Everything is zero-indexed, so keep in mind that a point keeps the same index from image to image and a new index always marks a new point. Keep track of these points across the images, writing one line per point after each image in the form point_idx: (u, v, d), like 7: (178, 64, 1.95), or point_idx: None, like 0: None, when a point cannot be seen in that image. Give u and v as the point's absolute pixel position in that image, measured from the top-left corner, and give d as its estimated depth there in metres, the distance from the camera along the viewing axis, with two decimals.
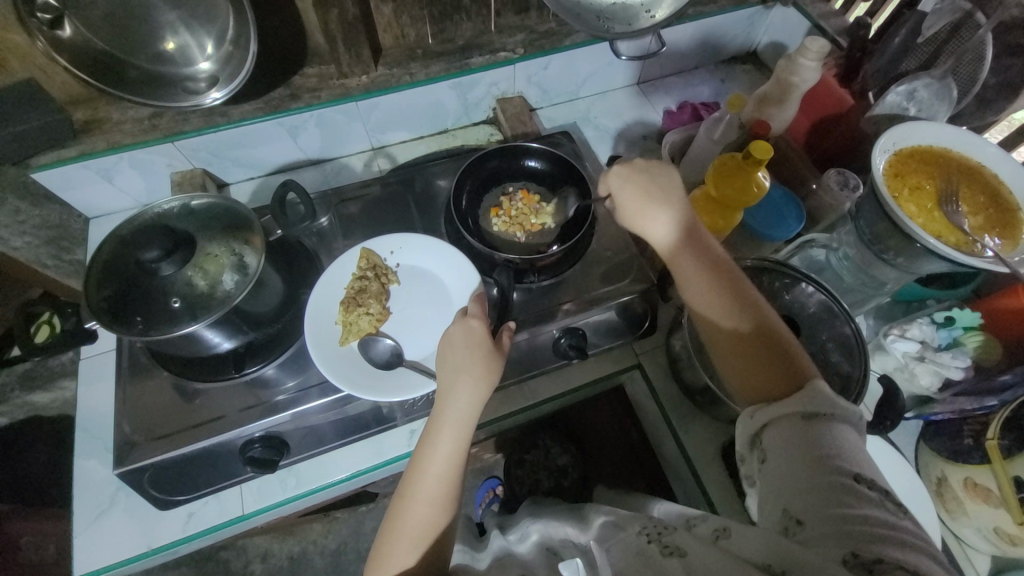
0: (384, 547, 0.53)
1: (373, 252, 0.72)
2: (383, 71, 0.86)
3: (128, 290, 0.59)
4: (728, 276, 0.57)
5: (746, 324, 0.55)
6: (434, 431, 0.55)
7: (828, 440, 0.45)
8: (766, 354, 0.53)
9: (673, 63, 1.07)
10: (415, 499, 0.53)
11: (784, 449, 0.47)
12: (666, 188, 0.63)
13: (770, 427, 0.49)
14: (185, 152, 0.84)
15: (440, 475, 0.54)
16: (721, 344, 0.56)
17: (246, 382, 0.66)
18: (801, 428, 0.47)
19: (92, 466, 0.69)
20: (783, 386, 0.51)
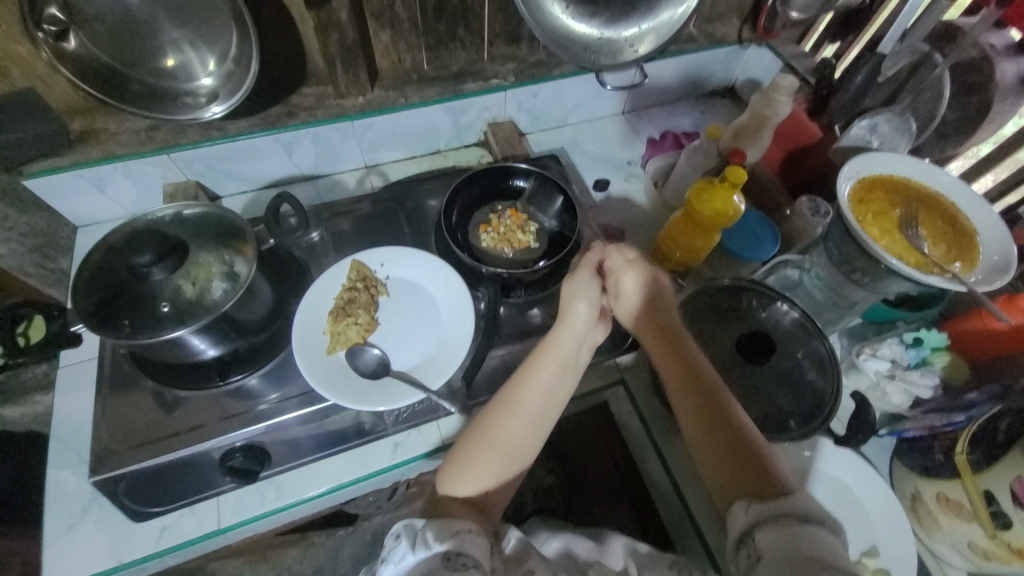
0: (471, 455, 0.61)
1: (363, 264, 0.74)
2: (379, 93, 0.91)
3: (118, 294, 0.59)
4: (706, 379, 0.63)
5: (727, 426, 0.60)
6: (535, 368, 0.64)
7: (818, 543, 0.47)
8: (745, 458, 0.57)
9: (656, 96, 1.13)
10: (508, 422, 0.61)
11: (777, 548, 0.48)
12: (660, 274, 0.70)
13: (763, 525, 0.51)
14: (180, 164, 0.85)
15: (535, 402, 0.62)
16: (705, 445, 0.60)
17: (229, 391, 0.66)
18: (793, 529, 0.49)
19: (64, 477, 0.67)
20: (763, 492, 0.54)
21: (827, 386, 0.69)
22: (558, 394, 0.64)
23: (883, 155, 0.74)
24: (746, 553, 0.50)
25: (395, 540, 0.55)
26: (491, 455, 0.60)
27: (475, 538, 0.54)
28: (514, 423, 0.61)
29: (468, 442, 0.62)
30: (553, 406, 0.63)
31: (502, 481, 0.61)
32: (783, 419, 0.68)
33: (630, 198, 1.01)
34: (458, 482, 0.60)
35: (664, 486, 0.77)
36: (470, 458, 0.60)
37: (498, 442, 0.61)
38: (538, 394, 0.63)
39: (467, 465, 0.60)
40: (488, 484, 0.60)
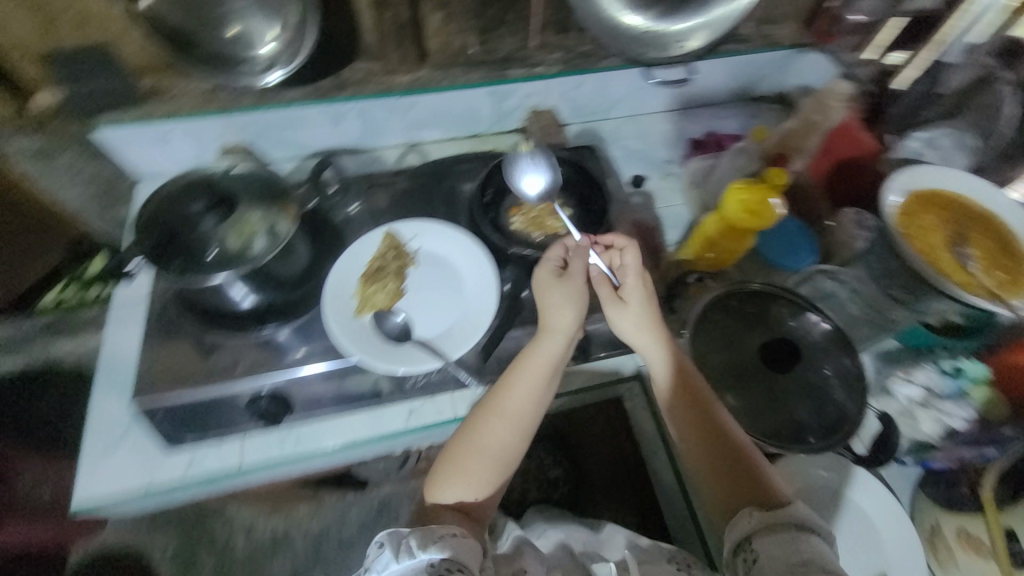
0: (460, 453, 0.64)
1: (396, 235, 0.76)
2: (427, 72, 0.93)
3: (172, 236, 0.64)
4: (699, 391, 0.64)
5: (725, 442, 0.62)
6: (514, 376, 0.65)
7: (814, 550, 0.52)
8: (739, 469, 0.60)
9: (704, 95, 1.09)
10: (490, 431, 0.64)
11: (775, 553, 0.53)
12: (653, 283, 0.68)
13: (761, 532, 0.55)
14: (236, 127, 0.90)
15: (515, 413, 0.64)
16: (700, 456, 0.62)
17: (259, 341, 0.70)
18: (792, 534, 0.54)
19: (108, 404, 0.73)
20: (764, 502, 0.58)
21: (853, 405, 0.67)
22: (539, 400, 0.65)
23: (934, 166, 0.72)
24: (743, 557, 0.55)
25: (378, 549, 0.58)
26: (475, 464, 0.64)
27: (459, 541, 0.59)
28: (495, 433, 0.64)
29: (457, 440, 0.65)
30: (531, 414, 0.65)
31: (491, 485, 0.65)
32: (800, 433, 0.67)
33: (666, 197, 1.00)
34: (444, 493, 0.64)
35: (673, 487, 0.76)
36: (459, 455, 0.64)
37: (480, 451, 0.64)
38: (518, 403, 0.64)
39: (458, 465, 0.64)
40: (476, 491, 0.64)
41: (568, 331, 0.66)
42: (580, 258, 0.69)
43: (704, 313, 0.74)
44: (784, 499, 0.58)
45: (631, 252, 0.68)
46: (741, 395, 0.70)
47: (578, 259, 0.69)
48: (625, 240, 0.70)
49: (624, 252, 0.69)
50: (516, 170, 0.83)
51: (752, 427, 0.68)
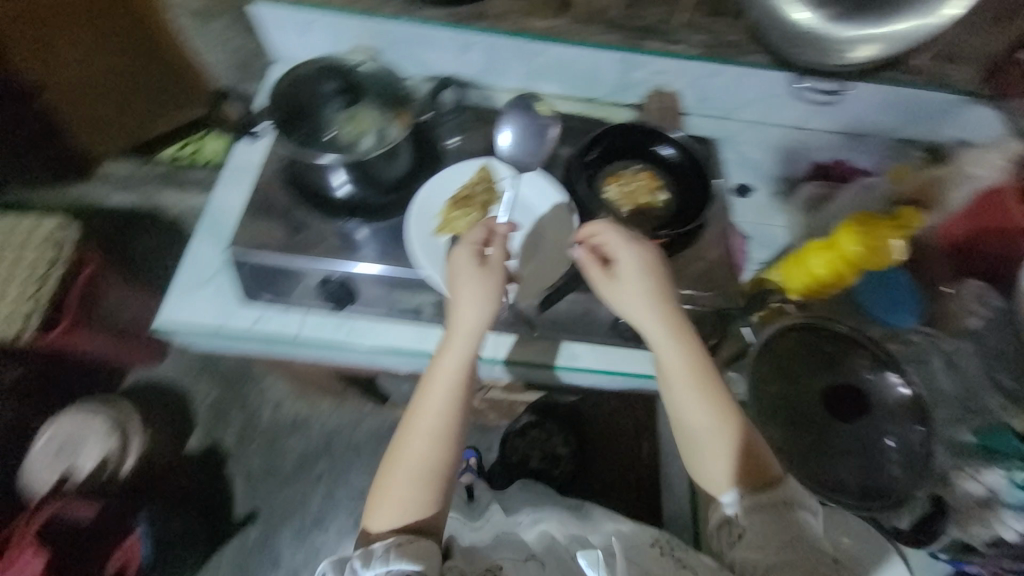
0: (393, 473, 0.63)
1: (492, 169, 0.78)
2: (564, 21, 0.91)
3: (297, 114, 0.68)
4: (703, 371, 0.62)
5: (732, 420, 0.61)
6: (428, 385, 0.65)
7: (799, 524, 0.56)
8: (733, 449, 0.60)
9: (843, 119, 1.01)
10: (413, 444, 0.63)
11: (763, 531, 0.56)
12: (655, 266, 0.65)
13: (752, 509, 0.57)
14: (371, 31, 0.93)
15: (433, 423, 0.63)
16: (694, 436, 0.62)
17: (343, 231, 0.74)
18: (783, 513, 0.57)
19: (201, 248, 0.80)
20: (755, 476, 0.59)
21: (904, 481, 0.64)
22: (455, 399, 0.64)
23: None
24: (732, 530, 0.58)
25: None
26: (406, 483, 0.62)
27: (410, 547, 0.59)
28: (418, 443, 0.63)
29: (387, 460, 0.65)
30: (450, 420, 0.64)
31: (428, 501, 0.63)
32: (839, 491, 0.65)
33: (768, 214, 0.94)
34: (381, 523, 0.62)
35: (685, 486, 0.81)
36: (388, 477, 0.63)
37: (409, 468, 0.63)
38: (435, 408, 0.64)
39: (389, 489, 0.63)
40: (413, 513, 0.62)
41: (476, 327, 0.64)
42: (500, 242, 0.67)
43: (775, 339, 0.70)
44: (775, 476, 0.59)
45: (622, 238, 0.65)
46: (787, 432, 0.67)
47: (500, 243, 0.67)
48: (627, 235, 0.66)
49: (619, 249, 0.65)
50: (537, 132, 0.84)
51: (789, 466, 0.66)
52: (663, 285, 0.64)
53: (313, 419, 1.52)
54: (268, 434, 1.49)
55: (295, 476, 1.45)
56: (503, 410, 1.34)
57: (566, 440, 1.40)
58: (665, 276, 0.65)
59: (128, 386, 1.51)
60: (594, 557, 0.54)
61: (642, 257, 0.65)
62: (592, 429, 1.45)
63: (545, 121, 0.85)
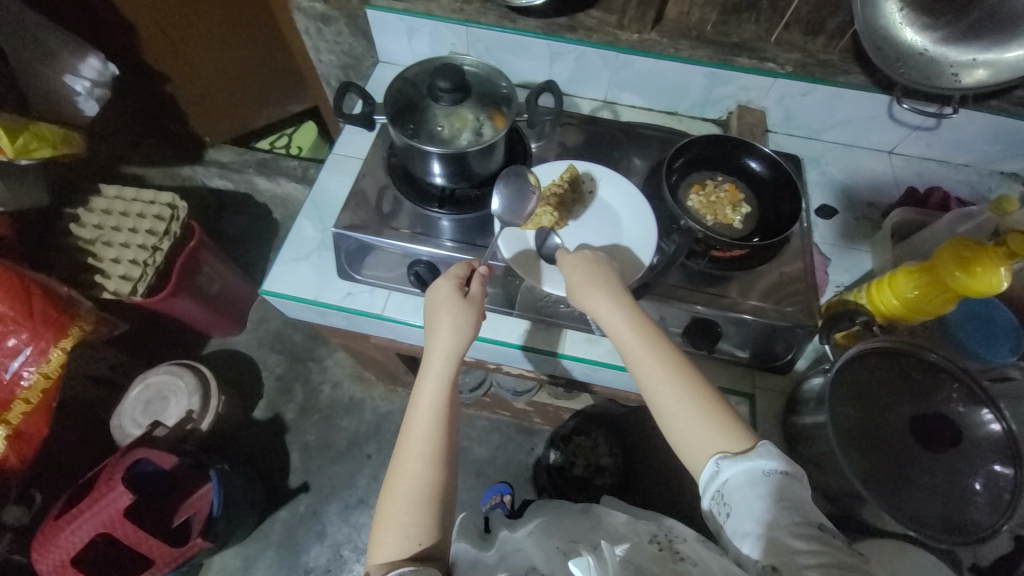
0: (390, 497, 0.65)
1: (578, 172, 0.81)
2: (654, 37, 0.95)
3: (406, 108, 0.75)
4: (662, 348, 0.63)
5: (700, 400, 0.59)
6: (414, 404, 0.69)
7: (782, 488, 0.52)
8: (700, 414, 0.59)
9: (940, 147, 0.97)
10: (406, 464, 0.65)
11: (755, 502, 0.52)
12: (608, 277, 0.67)
13: (732, 476, 0.54)
14: (471, 40, 1.00)
15: (422, 443, 0.66)
16: (667, 415, 0.60)
17: (433, 219, 0.80)
18: (769, 483, 0.53)
19: (304, 227, 0.88)
20: (731, 442, 0.57)
21: (986, 521, 0.61)
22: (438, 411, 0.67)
23: None
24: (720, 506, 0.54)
25: None
26: (403, 506, 0.64)
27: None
28: (410, 463, 0.65)
29: (384, 495, 0.66)
30: (434, 433, 0.66)
31: (430, 525, 0.63)
32: (916, 524, 0.61)
33: (850, 237, 0.92)
34: (384, 555, 0.62)
35: None
36: (387, 506, 0.64)
37: (404, 489, 0.64)
38: (421, 419, 0.67)
39: (391, 516, 0.64)
40: (417, 538, 0.63)
41: (452, 351, 0.69)
42: (478, 278, 0.71)
43: (856, 362, 0.68)
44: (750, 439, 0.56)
45: (573, 259, 0.69)
46: (864, 458, 0.64)
47: (478, 279, 0.71)
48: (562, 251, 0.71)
49: (563, 266, 0.69)
50: (516, 180, 0.77)
51: (871, 492, 0.62)
52: (618, 286, 0.66)
53: (368, 401, 1.60)
54: (325, 410, 1.59)
55: (347, 454, 1.53)
56: (550, 412, 1.36)
57: (611, 450, 1.39)
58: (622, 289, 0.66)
59: (208, 351, 1.65)
60: (586, 564, 0.53)
61: (592, 274, 0.67)
62: (636, 444, 1.44)
63: (533, 186, 0.77)
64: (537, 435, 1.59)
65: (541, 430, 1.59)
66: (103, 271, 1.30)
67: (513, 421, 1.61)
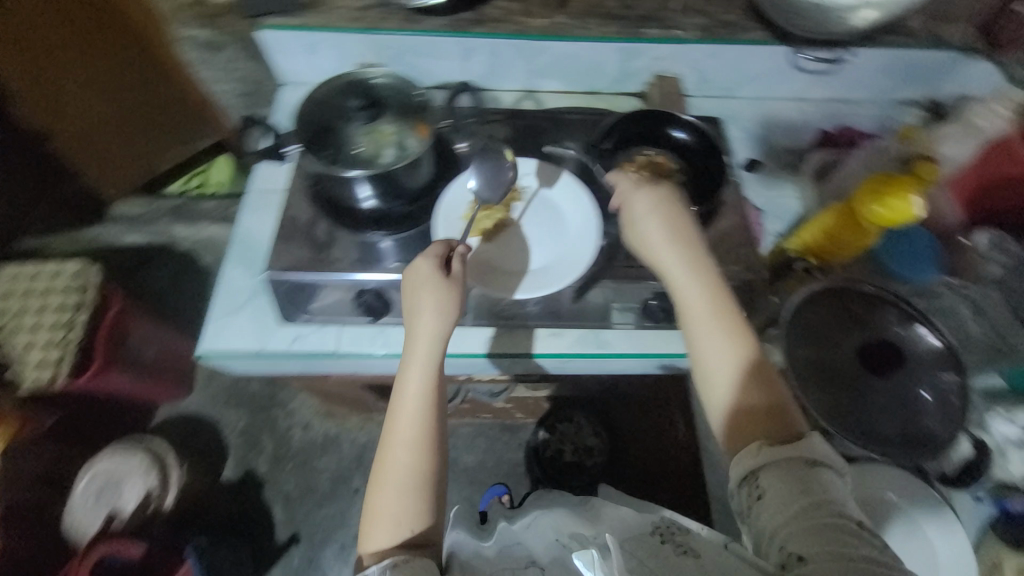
0: (380, 481, 0.63)
1: (512, 168, 0.81)
2: (563, 19, 0.94)
3: (318, 134, 0.70)
4: (729, 323, 0.64)
5: (754, 377, 0.62)
6: (405, 377, 0.66)
7: (821, 483, 0.53)
8: (758, 399, 0.60)
9: (845, 86, 1.02)
10: (398, 445, 0.63)
11: (782, 489, 0.53)
12: (680, 234, 0.69)
13: (768, 468, 0.56)
14: (377, 47, 0.95)
15: (413, 428, 0.64)
16: (720, 392, 0.62)
17: (370, 244, 0.76)
18: (802, 470, 0.54)
19: (233, 274, 0.81)
20: (780, 430, 0.58)
21: (941, 428, 0.66)
22: (428, 387, 0.65)
23: None
24: (749, 490, 0.56)
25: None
26: (393, 491, 0.62)
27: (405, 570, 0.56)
28: (400, 446, 0.63)
29: (373, 479, 0.64)
30: (427, 415, 0.64)
31: (421, 511, 0.61)
32: (880, 443, 0.66)
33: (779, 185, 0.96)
34: (375, 543, 0.60)
35: None
36: (376, 491, 0.62)
37: (394, 473, 0.62)
38: (412, 396, 0.65)
39: (382, 504, 0.61)
40: (409, 523, 0.61)
41: (439, 332, 0.66)
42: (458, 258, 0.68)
43: (804, 306, 0.72)
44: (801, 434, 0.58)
45: (648, 193, 0.71)
46: (829, 394, 0.68)
47: (458, 258, 0.68)
48: (632, 184, 0.73)
49: (636, 200, 0.71)
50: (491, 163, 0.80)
51: (836, 424, 0.66)
52: (688, 234, 0.69)
53: (344, 435, 1.54)
54: (300, 455, 1.51)
55: (333, 493, 1.47)
56: (530, 405, 1.36)
57: (594, 429, 1.40)
58: (694, 240, 0.69)
59: (158, 420, 1.53)
60: (589, 558, 0.56)
61: (658, 222, 0.69)
62: (620, 418, 1.44)
63: (508, 162, 0.80)
64: (522, 430, 1.58)
65: (525, 424, 1.58)
66: (17, 362, 1.20)
67: (496, 422, 1.60)
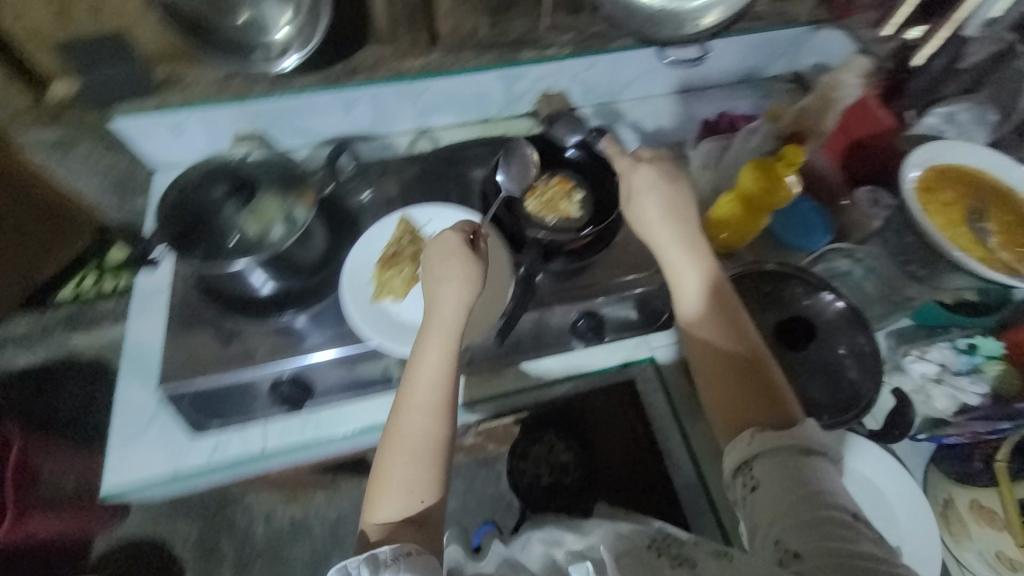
0: (390, 451, 0.61)
1: (410, 219, 0.77)
2: (438, 55, 0.90)
3: (193, 227, 0.65)
4: (723, 304, 0.65)
5: (740, 360, 0.62)
6: (427, 343, 0.64)
7: (817, 476, 0.52)
8: (751, 379, 0.60)
9: (716, 74, 1.08)
10: (413, 415, 0.61)
11: (777, 482, 0.52)
12: (679, 206, 0.69)
13: (762, 457, 0.55)
14: (251, 115, 0.90)
15: (431, 399, 0.62)
16: (712, 371, 0.62)
17: (279, 329, 0.71)
18: (798, 462, 0.53)
19: (132, 391, 0.74)
20: (773, 416, 0.58)
21: (862, 382, 0.70)
22: (448, 357, 0.63)
23: (950, 142, 0.72)
24: (746, 481, 0.55)
25: None
26: (408, 461, 0.60)
27: (413, 561, 0.53)
28: (415, 415, 0.61)
29: (383, 449, 0.62)
30: (445, 384, 0.62)
31: (435, 483, 0.60)
32: (816, 409, 0.69)
33: None
34: (384, 512, 0.59)
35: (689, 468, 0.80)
36: (385, 463, 0.60)
37: (407, 443, 0.60)
38: (432, 366, 0.62)
39: (393, 477, 0.60)
40: (422, 495, 0.60)
41: (463, 307, 0.64)
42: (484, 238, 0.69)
43: None
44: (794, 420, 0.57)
45: (650, 167, 0.70)
46: None
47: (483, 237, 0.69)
48: (633, 160, 0.71)
49: (637, 173, 0.70)
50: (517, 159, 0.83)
51: None
52: (682, 207, 0.69)
53: None
54: None
55: None
56: (500, 432, 1.29)
57: (567, 444, 1.31)
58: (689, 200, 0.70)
59: None
60: None
61: (657, 194, 0.68)
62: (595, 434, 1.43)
63: (532, 160, 0.83)
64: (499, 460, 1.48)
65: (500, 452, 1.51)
66: None
67: None
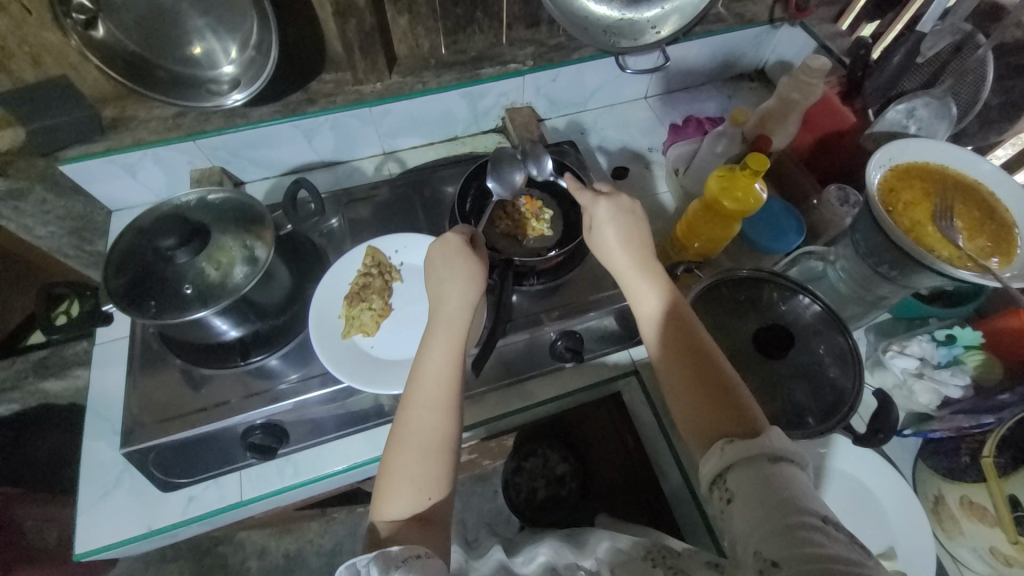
0: (397, 446, 0.55)
1: (378, 250, 0.77)
2: (397, 79, 0.90)
3: (146, 276, 0.62)
4: (681, 318, 0.61)
5: (698, 371, 0.57)
6: (432, 337, 0.60)
7: (790, 480, 0.46)
8: (714, 390, 0.55)
9: (680, 78, 1.09)
10: (417, 410, 0.57)
11: (752, 491, 0.46)
12: (633, 225, 0.66)
13: (736, 466, 0.48)
14: (207, 150, 0.87)
15: (436, 390, 0.57)
16: (677, 388, 0.57)
17: (249, 371, 0.70)
18: (766, 468, 0.47)
19: (99, 447, 0.72)
20: (736, 428, 0.52)
21: (849, 383, 0.68)
22: (454, 350, 0.60)
23: (914, 140, 0.73)
24: (721, 493, 0.49)
25: None
26: (414, 456, 0.54)
27: (425, 563, 0.47)
28: (421, 406, 0.56)
29: (389, 443, 0.56)
30: (452, 373, 0.58)
31: (443, 478, 0.55)
32: (801, 415, 0.67)
33: (649, 185, 0.99)
34: (392, 510, 0.53)
35: (679, 483, 0.78)
36: (392, 458, 0.55)
37: (412, 438, 0.55)
38: (437, 360, 0.59)
39: (400, 472, 0.54)
40: (428, 491, 0.54)
41: (466, 301, 0.62)
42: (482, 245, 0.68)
43: (697, 306, 0.73)
44: (759, 428, 0.51)
45: (609, 201, 0.67)
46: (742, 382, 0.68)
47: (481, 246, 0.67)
48: (593, 194, 0.68)
49: (596, 208, 0.67)
50: (507, 161, 0.82)
51: None
52: (641, 235, 0.66)
53: (307, 548, 1.36)
54: None
55: None
56: (494, 450, 1.26)
57: (561, 455, 1.32)
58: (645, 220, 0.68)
59: None
60: None
61: (612, 221, 0.66)
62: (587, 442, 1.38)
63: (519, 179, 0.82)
64: (495, 475, 1.47)
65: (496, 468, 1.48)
66: None
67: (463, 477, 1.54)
